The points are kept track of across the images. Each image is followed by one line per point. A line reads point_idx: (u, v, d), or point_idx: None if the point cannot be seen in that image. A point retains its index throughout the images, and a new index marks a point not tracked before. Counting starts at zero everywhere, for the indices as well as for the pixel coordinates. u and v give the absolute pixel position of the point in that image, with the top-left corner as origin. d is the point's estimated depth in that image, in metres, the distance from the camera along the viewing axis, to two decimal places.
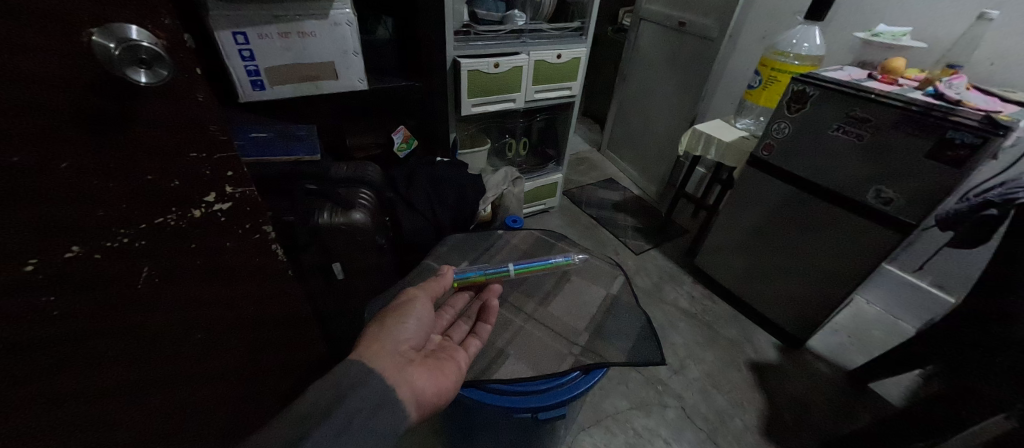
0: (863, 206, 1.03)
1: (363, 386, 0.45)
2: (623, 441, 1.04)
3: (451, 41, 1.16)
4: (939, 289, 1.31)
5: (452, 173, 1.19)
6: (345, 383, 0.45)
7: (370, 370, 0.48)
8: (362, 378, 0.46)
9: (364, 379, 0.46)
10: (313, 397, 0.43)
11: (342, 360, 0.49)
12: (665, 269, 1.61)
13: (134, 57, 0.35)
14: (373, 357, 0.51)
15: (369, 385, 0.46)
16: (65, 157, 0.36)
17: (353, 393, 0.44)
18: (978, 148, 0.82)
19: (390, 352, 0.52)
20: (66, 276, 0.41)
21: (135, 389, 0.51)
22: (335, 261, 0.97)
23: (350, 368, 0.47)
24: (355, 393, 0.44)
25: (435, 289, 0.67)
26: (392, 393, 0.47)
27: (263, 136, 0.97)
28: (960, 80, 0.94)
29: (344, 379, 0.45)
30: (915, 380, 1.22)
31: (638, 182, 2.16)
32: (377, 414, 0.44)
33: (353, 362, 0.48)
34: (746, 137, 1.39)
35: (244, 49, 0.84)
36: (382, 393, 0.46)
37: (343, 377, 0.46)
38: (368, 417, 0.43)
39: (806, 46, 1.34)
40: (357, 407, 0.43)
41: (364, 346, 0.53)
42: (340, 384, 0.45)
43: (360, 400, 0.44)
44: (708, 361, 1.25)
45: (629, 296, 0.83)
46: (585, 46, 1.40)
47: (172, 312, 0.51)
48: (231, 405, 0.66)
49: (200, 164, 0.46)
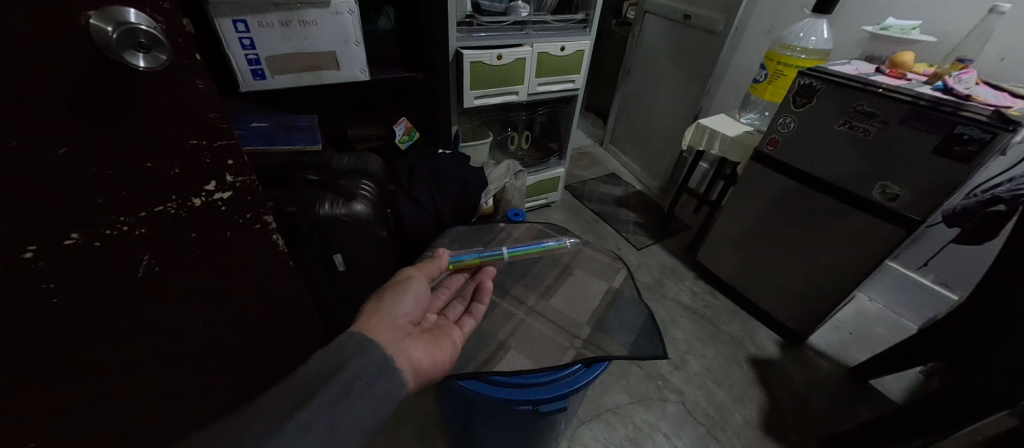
0: (868, 202, 1.02)
1: (364, 356, 0.44)
2: (623, 435, 1.04)
3: (454, 33, 1.15)
4: (941, 286, 1.31)
5: (454, 165, 1.18)
6: (345, 352, 0.44)
7: (369, 341, 0.47)
8: (361, 347, 0.45)
9: (364, 347, 0.46)
10: (315, 365, 0.42)
11: (341, 332, 0.49)
12: (667, 264, 1.61)
13: (132, 41, 0.34)
14: (372, 329, 0.50)
15: (369, 352, 0.45)
16: (64, 143, 0.36)
17: (354, 361, 0.43)
18: (986, 143, 0.81)
19: (390, 326, 0.52)
20: (65, 263, 0.41)
21: (135, 372, 0.52)
22: (336, 253, 0.97)
23: (349, 340, 0.47)
24: (356, 360, 0.43)
25: (430, 270, 0.67)
26: (390, 362, 0.46)
27: (262, 126, 0.96)
28: (970, 75, 0.92)
29: (345, 349, 0.45)
30: (916, 378, 1.22)
31: (640, 177, 2.15)
32: (376, 382, 0.43)
33: (353, 334, 0.48)
34: (750, 132, 1.38)
35: (244, 38, 0.83)
36: (381, 361, 0.45)
37: (342, 347, 0.45)
38: (367, 385, 0.42)
39: (812, 40, 1.32)
40: (356, 375, 0.42)
41: (363, 318, 0.53)
42: (341, 353, 0.44)
43: (360, 368, 0.43)
44: (708, 357, 1.25)
45: (632, 290, 0.83)
46: (588, 38, 1.38)
47: (172, 300, 0.51)
48: (230, 389, 0.67)
49: (200, 152, 0.45)
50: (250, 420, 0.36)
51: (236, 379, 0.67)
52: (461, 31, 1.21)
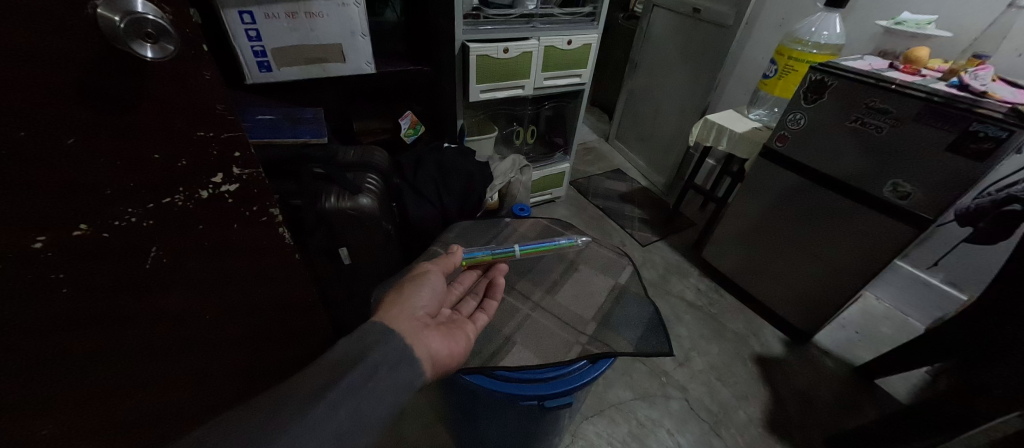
0: (879, 200, 1.01)
1: (385, 344, 0.45)
2: (627, 430, 1.04)
3: (461, 25, 1.14)
4: (950, 286, 1.30)
5: (460, 159, 1.18)
6: (368, 340, 0.45)
7: (389, 329, 0.48)
8: (383, 336, 0.46)
9: (386, 336, 0.46)
10: (340, 351, 0.42)
11: (364, 321, 0.49)
12: (672, 261, 1.60)
13: (139, 31, 0.34)
14: (392, 318, 0.50)
15: (390, 341, 0.45)
16: (71, 133, 0.36)
17: (378, 348, 0.44)
18: (1002, 141, 0.79)
19: (408, 316, 0.52)
20: (74, 254, 0.41)
21: (143, 363, 0.53)
22: (341, 246, 0.98)
23: (371, 328, 0.47)
24: (379, 348, 0.44)
25: (446, 266, 0.66)
26: (410, 351, 0.46)
27: (269, 118, 0.97)
28: (987, 71, 0.90)
29: (367, 337, 0.45)
30: (922, 378, 1.21)
31: (645, 173, 2.14)
32: (398, 368, 0.43)
33: (375, 323, 0.48)
34: (759, 128, 1.36)
35: (250, 29, 0.83)
36: (401, 349, 0.45)
37: (366, 335, 0.46)
38: (390, 371, 0.43)
39: (825, 35, 1.31)
40: (380, 359, 0.43)
41: (382, 309, 0.53)
42: (363, 340, 0.45)
43: (383, 355, 0.43)
44: (713, 354, 1.25)
45: (638, 286, 0.83)
46: (596, 32, 1.36)
47: (179, 292, 0.51)
48: (235, 382, 0.67)
49: (206, 143, 0.45)
50: (276, 402, 0.36)
51: (243, 372, 0.67)
52: (467, 24, 1.20)
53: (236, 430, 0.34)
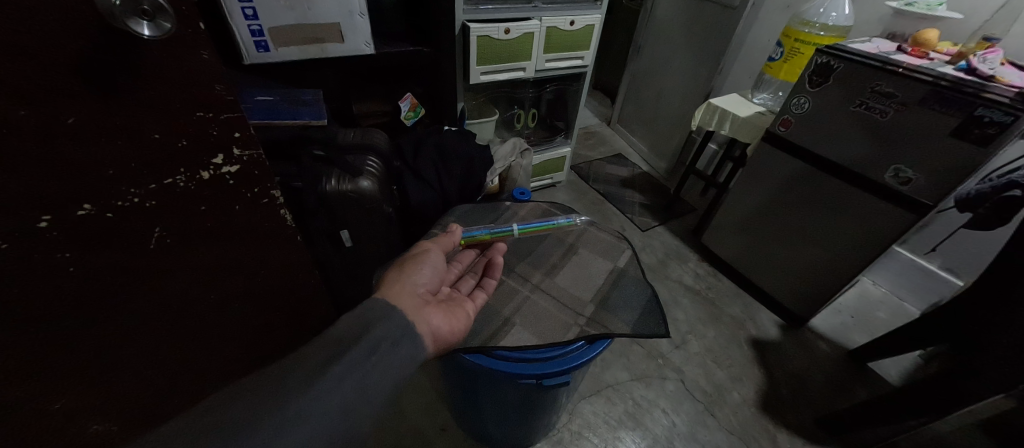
0: (880, 185, 1.01)
1: (387, 319, 0.46)
2: (623, 410, 1.07)
3: (462, 4, 1.12)
4: (948, 272, 1.31)
5: (460, 143, 1.17)
6: (374, 315, 0.46)
7: (392, 306, 0.48)
8: (385, 313, 0.47)
9: (388, 313, 0.47)
10: (346, 325, 0.43)
11: (366, 297, 0.50)
12: (671, 246, 1.60)
13: (135, 8, 0.34)
14: (395, 296, 0.51)
15: (392, 318, 0.46)
16: (71, 112, 0.36)
17: (381, 323, 0.45)
18: (1006, 126, 0.79)
19: (410, 294, 0.53)
20: (79, 234, 0.42)
21: (150, 341, 0.54)
22: (343, 229, 0.98)
23: (374, 304, 0.48)
24: (381, 324, 0.45)
25: (446, 245, 0.67)
26: (412, 327, 0.47)
27: (268, 100, 0.96)
28: (995, 54, 0.89)
29: (371, 312, 0.46)
30: (914, 362, 1.24)
31: (647, 158, 2.13)
32: (401, 343, 0.45)
33: (379, 299, 0.49)
34: (762, 112, 1.34)
35: (247, 7, 0.81)
36: (404, 326, 0.46)
37: (368, 312, 0.46)
38: (392, 347, 0.44)
39: (833, 16, 1.28)
40: (383, 335, 0.44)
41: (386, 286, 0.54)
42: (367, 316, 0.45)
43: (385, 331, 0.44)
44: (709, 337, 1.27)
45: (636, 270, 0.83)
46: (598, 12, 1.34)
47: (184, 272, 0.52)
48: (238, 359, 0.69)
49: (207, 124, 0.45)
50: (280, 374, 0.37)
51: (246, 350, 0.68)
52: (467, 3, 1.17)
53: (243, 401, 0.35)
